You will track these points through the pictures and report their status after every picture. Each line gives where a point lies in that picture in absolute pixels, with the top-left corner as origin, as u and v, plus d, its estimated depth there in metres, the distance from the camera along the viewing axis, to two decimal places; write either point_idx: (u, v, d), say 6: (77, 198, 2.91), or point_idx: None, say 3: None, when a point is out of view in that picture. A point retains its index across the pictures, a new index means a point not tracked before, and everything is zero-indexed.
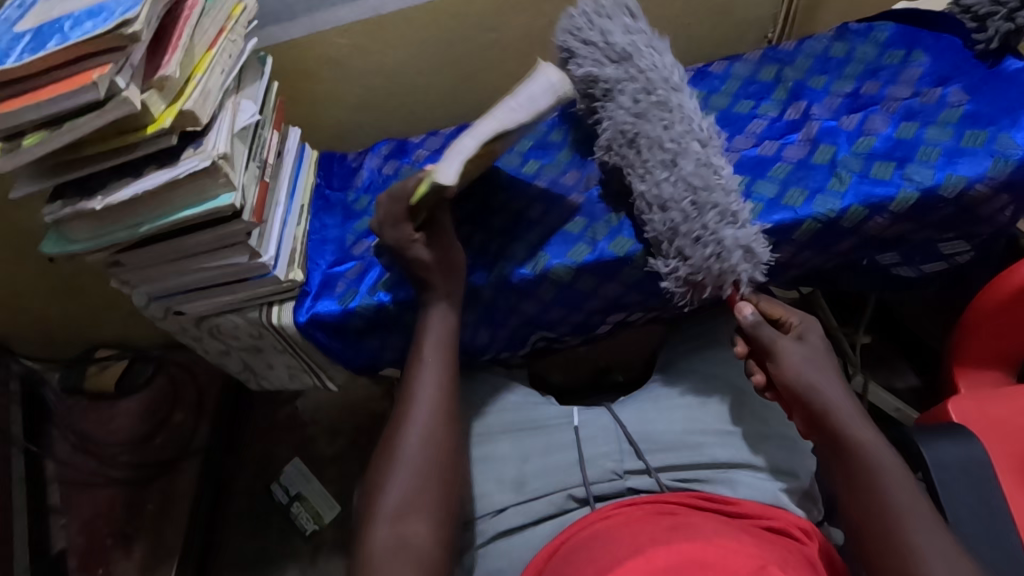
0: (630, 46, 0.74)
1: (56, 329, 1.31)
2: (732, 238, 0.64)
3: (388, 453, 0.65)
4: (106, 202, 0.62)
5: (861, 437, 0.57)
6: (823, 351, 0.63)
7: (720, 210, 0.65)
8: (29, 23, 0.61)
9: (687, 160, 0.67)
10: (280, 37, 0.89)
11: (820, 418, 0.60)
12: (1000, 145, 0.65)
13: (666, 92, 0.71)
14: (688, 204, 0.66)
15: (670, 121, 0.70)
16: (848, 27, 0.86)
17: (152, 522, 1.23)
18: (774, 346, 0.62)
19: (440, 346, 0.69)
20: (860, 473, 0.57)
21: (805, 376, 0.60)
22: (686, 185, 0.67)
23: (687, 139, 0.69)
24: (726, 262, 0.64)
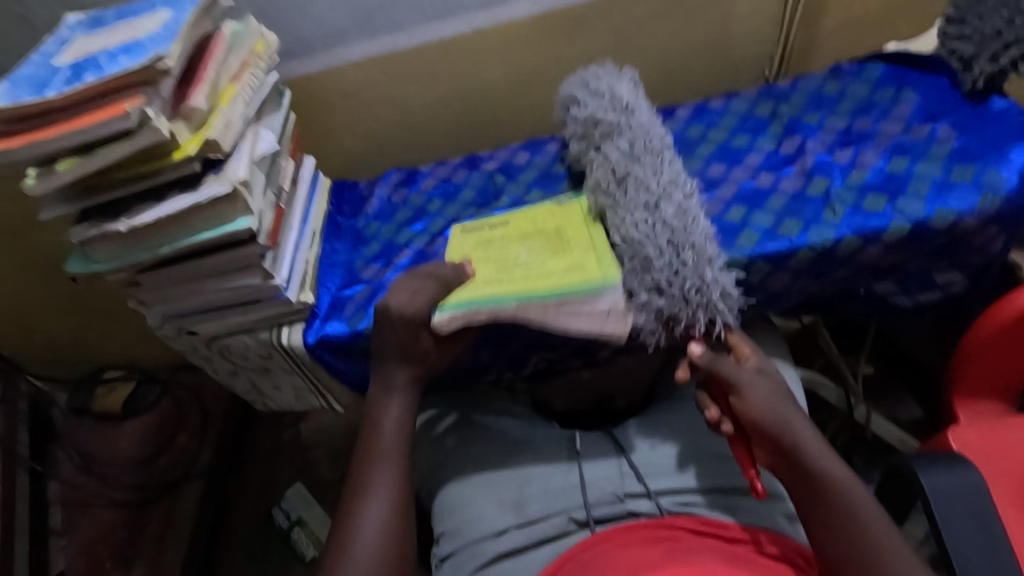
0: (633, 103, 0.79)
1: (69, 349, 1.34)
2: (710, 277, 0.65)
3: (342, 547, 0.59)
4: (130, 225, 0.65)
5: (832, 473, 0.57)
6: (782, 383, 0.63)
7: (699, 250, 0.67)
8: (67, 56, 0.66)
9: (670, 203, 0.70)
10: (297, 71, 0.94)
11: (791, 455, 0.59)
12: (988, 179, 0.67)
13: (660, 143, 0.76)
14: (665, 242, 0.67)
15: (659, 167, 0.73)
16: (841, 66, 0.90)
17: (152, 545, 1.23)
18: (738, 381, 0.62)
19: (399, 433, 0.65)
20: (836, 509, 0.56)
21: (773, 411, 0.60)
22: (664, 223, 0.68)
23: (672, 186, 0.71)
24: (704, 297, 0.65)
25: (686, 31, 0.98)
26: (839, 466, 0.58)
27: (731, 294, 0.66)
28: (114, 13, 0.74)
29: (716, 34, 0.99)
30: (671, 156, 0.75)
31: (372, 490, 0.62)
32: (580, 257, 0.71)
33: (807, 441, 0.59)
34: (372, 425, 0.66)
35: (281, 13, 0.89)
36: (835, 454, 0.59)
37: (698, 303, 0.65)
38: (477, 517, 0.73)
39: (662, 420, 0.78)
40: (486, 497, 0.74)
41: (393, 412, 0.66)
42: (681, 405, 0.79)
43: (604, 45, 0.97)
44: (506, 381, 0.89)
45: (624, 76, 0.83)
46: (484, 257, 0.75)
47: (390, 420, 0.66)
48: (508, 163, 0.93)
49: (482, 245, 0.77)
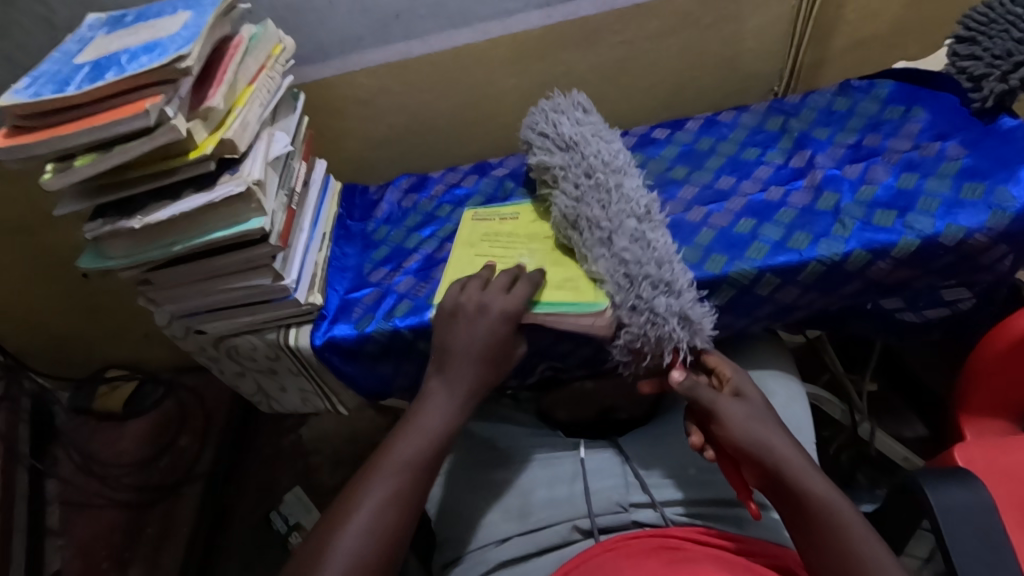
0: (577, 135, 0.78)
1: (74, 347, 1.34)
2: (662, 307, 0.64)
3: (318, 551, 0.53)
4: (144, 222, 0.65)
5: (818, 492, 0.55)
6: (762, 403, 0.62)
7: (649, 280, 0.65)
8: (88, 55, 0.67)
9: (620, 236, 0.68)
10: (312, 76, 0.95)
11: (775, 477, 0.57)
12: (997, 197, 0.67)
13: (607, 173, 0.74)
14: (620, 277, 0.66)
15: (608, 197, 0.72)
16: (851, 83, 0.91)
17: (150, 546, 1.20)
18: (715, 405, 0.61)
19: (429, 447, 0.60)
20: (827, 527, 0.54)
21: (752, 434, 0.58)
22: (617, 258, 0.67)
23: (623, 215, 0.70)
24: (661, 329, 0.64)
25: (698, 47, 0.99)
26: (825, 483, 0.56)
27: (695, 316, 0.65)
28: (135, 15, 0.75)
29: (727, 49, 1.00)
30: (619, 183, 0.74)
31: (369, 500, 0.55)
32: (574, 270, 0.73)
33: (790, 461, 0.57)
34: (404, 429, 0.61)
35: (298, 19, 0.90)
36: (820, 470, 0.57)
37: (657, 336, 0.64)
38: (480, 524, 0.72)
39: (668, 434, 0.77)
40: (490, 505, 0.73)
41: (433, 416, 0.61)
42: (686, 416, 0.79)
43: (615, 59, 0.98)
44: (511, 389, 0.90)
45: (564, 107, 0.82)
46: (489, 252, 0.78)
47: (422, 427, 0.61)
48: (518, 170, 0.93)
49: (489, 237, 0.81)
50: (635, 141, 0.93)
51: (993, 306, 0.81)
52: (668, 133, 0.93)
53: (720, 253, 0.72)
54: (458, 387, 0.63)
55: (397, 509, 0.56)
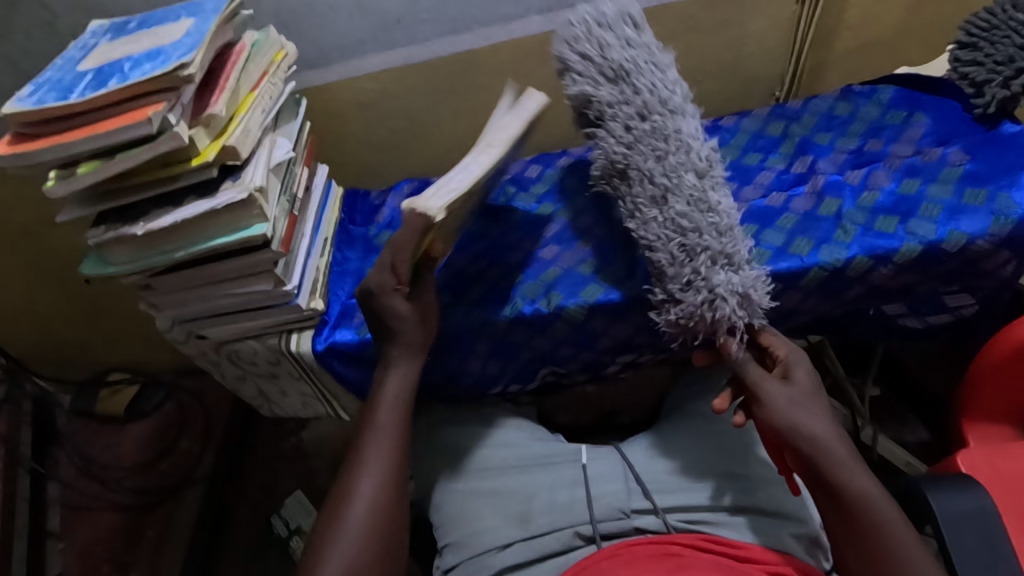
0: (631, 61, 0.70)
1: (75, 351, 1.35)
2: (723, 283, 0.62)
3: (324, 536, 0.62)
4: (147, 228, 0.65)
5: (856, 484, 0.56)
6: (812, 387, 0.61)
7: (711, 253, 0.63)
8: (91, 61, 0.67)
9: (678, 200, 0.65)
10: (314, 81, 0.95)
11: (815, 463, 0.58)
12: (1000, 203, 0.67)
13: (666, 118, 0.68)
14: (676, 246, 0.65)
15: (666, 149, 0.67)
16: (852, 88, 0.91)
17: (151, 549, 1.21)
18: (758, 390, 0.61)
19: (396, 411, 0.68)
20: (858, 518, 0.56)
21: (795, 423, 0.59)
22: (675, 226, 0.65)
23: (681, 172, 0.67)
24: (718, 309, 0.62)
25: (700, 51, 0.99)
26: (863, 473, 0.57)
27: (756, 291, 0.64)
28: (137, 20, 0.75)
29: (728, 53, 1.00)
30: (678, 130, 0.68)
31: (366, 471, 0.65)
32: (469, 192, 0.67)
33: (830, 448, 0.57)
34: (372, 403, 0.69)
35: (300, 24, 0.90)
36: (862, 462, 0.58)
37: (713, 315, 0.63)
38: (480, 530, 0.72)
39: (669, 439, 0.77)
40: (491, 511, 0.73)
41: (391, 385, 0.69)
42: (687, 421, 0.79)
43: None
44: (511, 393, 0.89)
45: (611, 18, 0.71)
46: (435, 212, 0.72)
47: (389, 396, 0.69)
48: (519, 175, 0.89)
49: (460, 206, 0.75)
50: None
51: (995, 312, 0.80)
52: None
53: None
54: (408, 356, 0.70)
55: (385, 471, 0.65)
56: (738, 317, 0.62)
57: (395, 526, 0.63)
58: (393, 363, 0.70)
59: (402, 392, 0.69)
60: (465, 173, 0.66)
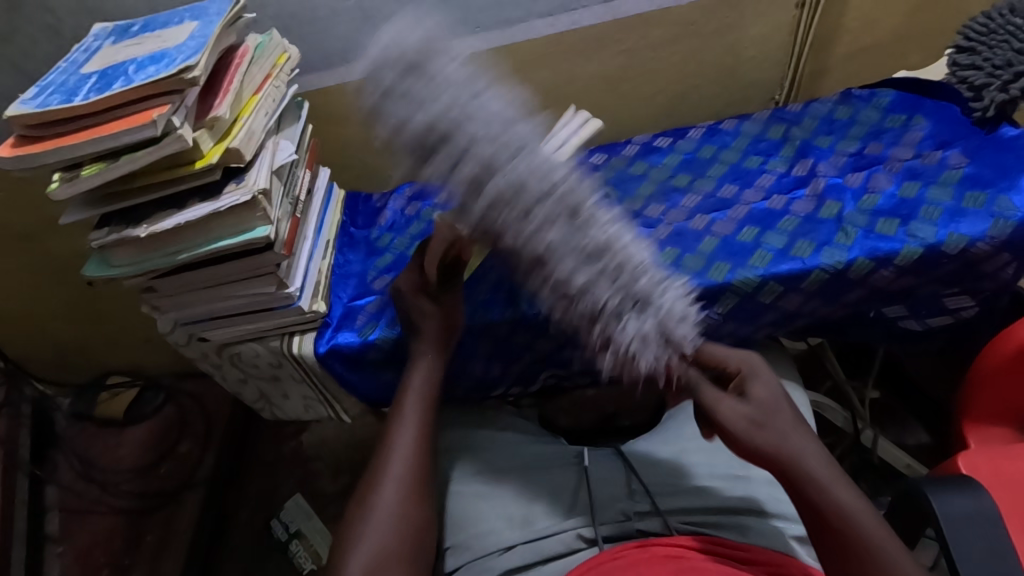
0: (449, 111, 0.75)
1: (75, 354, 1.34)
2: (622, 326, 0.67)
3: (350, 536, 0.63)
4: (150, 230, 0.66)
5: (827, 496, 0.58)
6: (772, 403, 0.63)
7: (611, 310, 0.68)
8: (94, 65, 0.67)
9: (565, 261, 0.69)
10: (316, 84, 0.96)
11: (784, 478, 0.61)
12: (999, 206, 0.68)
13: (514, 167, 0.71)
14: (577, 290, 0.69)
15: (532, 203, 0.70)
16: (852, 92, 0.91)
17: (150, 554, 1.19)
18: (716, 408, 0.64)
19: (422, 399, 0.71)
20: (837, 528, 0.58)
21: (757, 439, 0.61)
22: (573, 291, 0.70)
23: (547, 217, 0.69)
24: (623, 350, 0.68)
25: (700, 55, 0.99)
26: (838, 484, 0.59)
27: (671, 319, 0.68)
28: (141, 24, 0.75)
29: (728, 57, 1.00)
30: (539, 179, 0.72)
31: (393, 461, 0.67)
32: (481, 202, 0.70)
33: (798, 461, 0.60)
34: (399, 393, 0.71)
35: (303, 28, 0.90)
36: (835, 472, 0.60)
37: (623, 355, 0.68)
38: (483, 532, 0.71)
39: (670, 441, 0.78)
40: (494, 513, 0.73)
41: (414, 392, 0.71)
42: (686, 425, 0.79)
43: (617, 67, 0.99)
44: (513, 396, 0.89)
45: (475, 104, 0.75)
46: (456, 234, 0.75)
47: (415, 386, 0.71)
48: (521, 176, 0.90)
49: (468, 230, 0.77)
50: (638, 150, 0.93)
51: (995, 314, 0.81)
52: (671, 141, 0.94)
53: (723, 261, 0.73)
54: (431, 362, 0.73)
55: (413, 456, 0.68)
56: (661, 360, 0.66)
57: (423, 507, 0.65)
58: (416, 356, 0.73)
59: (428, 382, 0.72)
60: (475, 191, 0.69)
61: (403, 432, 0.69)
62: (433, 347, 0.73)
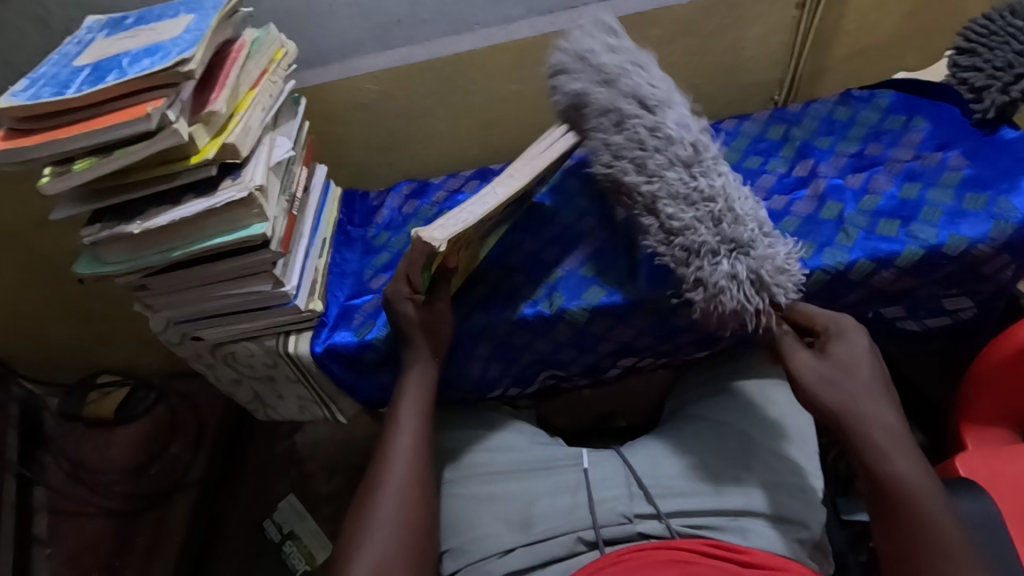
0: (618, 64, 0.69)
1: (65, 352, 1.32)
2: (721, 267, 0.62)
3: (351, 541, 0.62)
4: (144, 227, 0.64)
5: (889, 468, 0.58)
6: (857, 364, 0.61)
7: (706, 250, 0.62)
8: (86, 57, 0.66)
9: (668, 202, 0.64)
10: (312, 81, 0.94)
11: (847, 439, 0.60)
12: (1000, 208, 0.68)
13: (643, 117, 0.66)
14: (691, 216, 0.63)
15: (646, 154, 0.66)
16: (851, 93, 0.91)
17: (141, 556, 1.18)
18: (790, 358, 0.63)
19: (417, 404, 0.70)
20: (891, 498, 0.57)
21: (826, 399, 0.60)
22: (669, 231, 0.64)
23: (670, 148, 0.65)
24: (719, 290, 0.62)
25: (699, 55, 0.99)
26: (908, 458, 0.58)
27: (772, 271, 0.63)
28: (135, 17, 0.74)
29: (728, 57, 1.00)
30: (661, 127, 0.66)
31: (390, 464, 0.67)
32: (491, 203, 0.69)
33: (859, 424, 0.59)
34: (394, 399, 0.71)
35: (299, 23, 0.89)
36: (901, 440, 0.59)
37: (716, 289, 0.62)
38: (481, 535, 0.71)
39: (670, 442, 0.77)
40: (493, 516, 0.72)
41: (410, 396, 0.70)
42: (690, 426, 0.77)
43: None
44: (511, 397, 0.89)
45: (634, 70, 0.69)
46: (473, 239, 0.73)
47: (409, 390, 0.71)
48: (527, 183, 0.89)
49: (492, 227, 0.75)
50: None
51: (994, 316, 0.80)
52: None
53: None
54: (423, 365, 0.72)
55: (410, 462, 0.67)
56: (753, 305, 0.62)
57: (424, 513, 0.65)
58: (408, 361, 0.72)
59: (424, 386, 0.71)
60: (480, 205, 0.67)
61: (399, 436, 0.68)
62: (431, 350, 0.72)
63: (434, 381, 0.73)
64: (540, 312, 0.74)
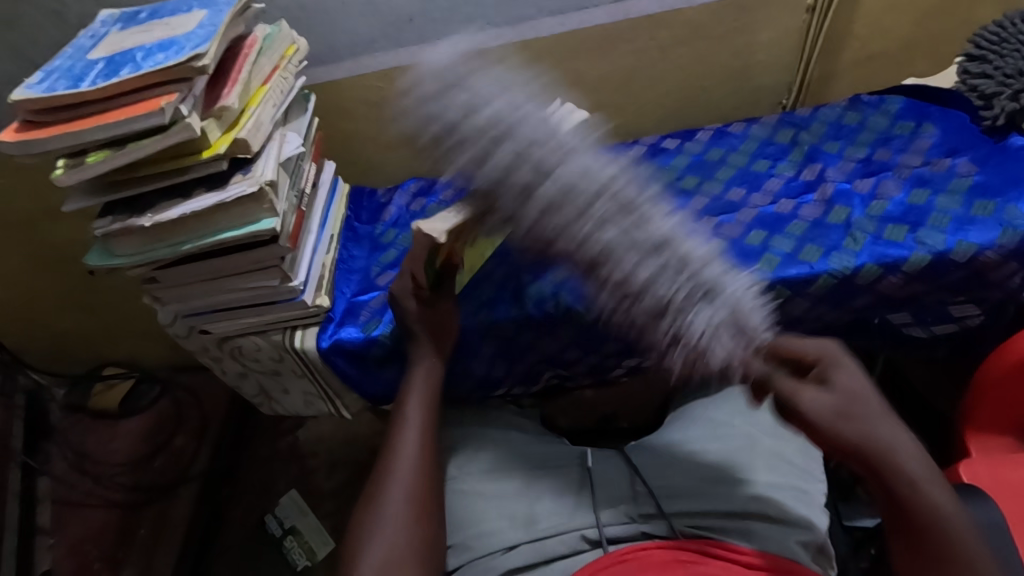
0: (501, 114, 0.70)
1: (71, 343, 1.33)
2: (696, 322, 0.61)
3: (357, 536, 0.62)
4: (155, 220, 0.65)
5: (917, 495, 0.56)
6: (862, 393, 0.59)
7: (678, 304, 0.62)
8: (101, 51, 0.66)
9: (626, 254, 0.63)
10: (322, 77, 0.95)
11: (871, 471, 0.57)
12: (1008, 215, 0.68)
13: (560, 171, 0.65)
14: (655, 267, 0.63)
15: (584, 204, 0.65)
16: (860, 98, 0.91)
17: (143, 548, 1.18)
18: (796, 395, 0.59)
19: (424, 401, 0.71)
20: (923, 523, 0.56)
21: (848, 433, 0.57)
22: (636, 290, 0.63)
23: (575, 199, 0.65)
24: (697, 345, 0.61)
25: (709, 57, 0.99)
26: (929, 478, 0.57)
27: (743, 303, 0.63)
28: (149, 12, 0.74)
29: (737, 61, 1.00)
30: (578, 176, 0.66)
31: (397, 458, 0.67)
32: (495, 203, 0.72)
33: (888, 457, 0.56)
34: (402, 395, 0.71)
35: (311, 20, 0.90)
36: (922, 461, 0.57)
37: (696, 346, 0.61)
38: (485, 532, 0.71)
39: (674, 444, 0.77)
40: (497, 513, 0.72)
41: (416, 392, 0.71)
42: (694, 429, 0.78)
43: (626, 67, 0.98)
44: (514, 396, 0.89)
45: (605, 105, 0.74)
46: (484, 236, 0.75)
47: (417, 387, 0.71)
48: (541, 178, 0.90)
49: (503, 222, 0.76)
50: (645, 151, 0.93)
51: (1002, 323, 0.80)
52: (679, 143, 0.93)
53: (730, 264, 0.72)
54: (429, 362, 0.72)
55: (418, 458, 0.67)
56: (741, 358, 0.59)
57: (431, 507, 0.65)
58: (415, 358, 0.72)
59: (432, 384, 0.72)
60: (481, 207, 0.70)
61: (407, 432, 0.69)
62: (437, 348, 0.73)
63: (441, 378, 0.74)
64: (546, 312, 0.74)
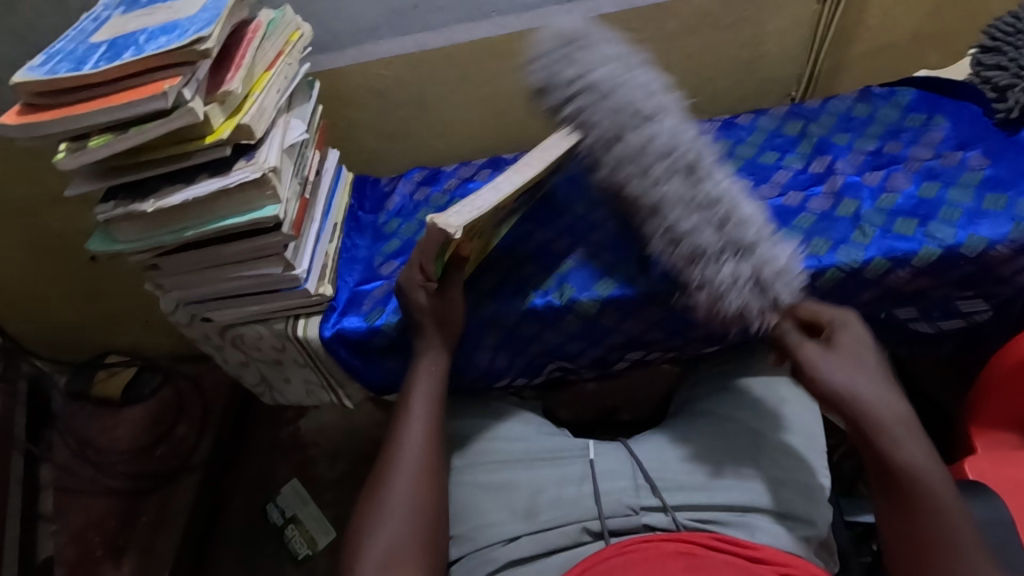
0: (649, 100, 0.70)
1: (75, 331, 1.33)
2: (723, 275, 0.63)
3: (360, 526, 0.62)
4: (157, 206, 0.64)
5: (901, 454, 0.57)
6: (861, 352, 0.62)
7: (710, 255, 0.63)
8: (103, 34, 0.65)
9: (674, 208, 0.65)
10: (326, 65, 0.94)
11: (856, 427, 0.60)
12: (1019, 209, 0.67)
13: (639, 132, 0.67)
14: (709, 218, 0.64)
15: (648, 159, 0.66)
16: (871, 90, 0.90)
17: (144, 535, 1.18)
18: (797, 348, 0.63)
19: (429, 391, 0.70)
20: (903, 484, 0.57)
21: (838, 384, 0.60)
22: (676, 236, 0.65)
23: (672, 150, 0.67)
24: (721, 298, 0.63)
25: (718, 48, 0.98)
26: (919, 446, 0.58)
27: (773, 269, 0.64)
28: None
29: (745, 53, 0.99)
30: (652, 139, 0.67)
31: (403, 447, 0.67)
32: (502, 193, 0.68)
33: (873, 412, 0.59)
34: (407, 385, 0.71)
35: (316, 7, 0.89)
36: (917, 430, 0.59)
37: (730, 293, 0.63)
38: (484, 523, 0.71)
39: (676, 436, 0.76)
40: (497, 505, 0.72)
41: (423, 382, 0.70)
42: (698, 420, 0.77)
43: None
44: (516, 387, 0.89)
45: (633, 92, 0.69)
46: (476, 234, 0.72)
47: (420, 377, 0.71)
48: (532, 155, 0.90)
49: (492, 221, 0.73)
50: None
51: (1009, 320, 0.79)
52: None
53: None
54: (432, 353, 0.72)
55: (422, 448, 0.67)
56: (757, 305, 0.62)
57: (435, 499, 0.65)
58: (417, 349, 0.72)
59: (435, 375, 0.71)
60: (494, 193, 0.66)
61: (410, 424, 0.68)
62: (440, 339, 0.72)
63: (445, 368, 0.73)
64: (550, 303, 0.73)
